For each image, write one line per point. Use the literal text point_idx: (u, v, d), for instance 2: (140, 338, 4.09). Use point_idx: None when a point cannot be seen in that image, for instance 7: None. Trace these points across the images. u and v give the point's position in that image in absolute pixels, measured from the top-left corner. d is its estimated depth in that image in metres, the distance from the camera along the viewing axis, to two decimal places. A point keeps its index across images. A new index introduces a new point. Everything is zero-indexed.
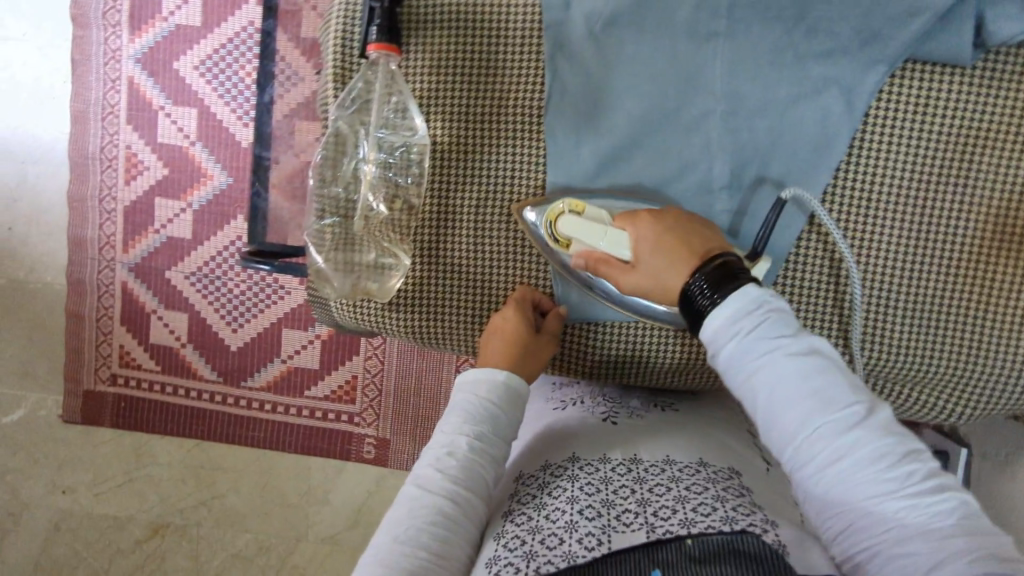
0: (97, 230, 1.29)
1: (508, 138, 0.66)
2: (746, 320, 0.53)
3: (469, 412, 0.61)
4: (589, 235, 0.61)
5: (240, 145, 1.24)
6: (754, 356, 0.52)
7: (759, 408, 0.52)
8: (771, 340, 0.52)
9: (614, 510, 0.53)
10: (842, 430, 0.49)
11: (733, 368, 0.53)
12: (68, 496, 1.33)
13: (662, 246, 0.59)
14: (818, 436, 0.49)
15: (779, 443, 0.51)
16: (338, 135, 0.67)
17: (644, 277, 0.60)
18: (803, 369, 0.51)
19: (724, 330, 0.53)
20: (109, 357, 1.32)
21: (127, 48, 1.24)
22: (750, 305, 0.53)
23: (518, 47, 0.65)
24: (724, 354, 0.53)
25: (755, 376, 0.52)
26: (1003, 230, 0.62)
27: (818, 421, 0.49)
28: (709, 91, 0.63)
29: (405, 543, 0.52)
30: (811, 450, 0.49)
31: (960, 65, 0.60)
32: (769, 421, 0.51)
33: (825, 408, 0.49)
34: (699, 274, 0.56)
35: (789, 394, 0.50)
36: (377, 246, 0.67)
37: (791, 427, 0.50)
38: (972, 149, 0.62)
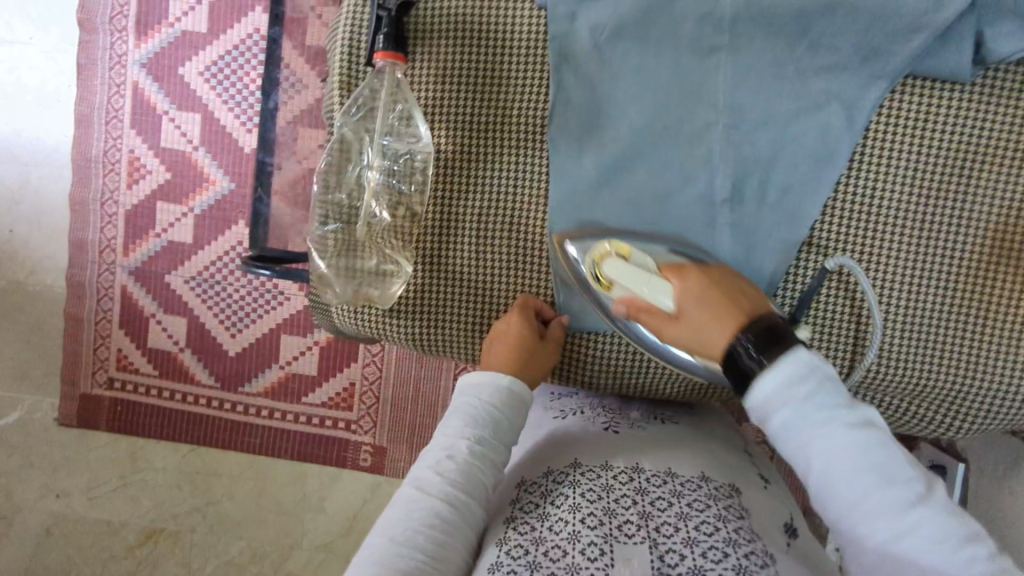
0: (98, 233, 1.29)
1: (511, 147, 0.67)
2: (800, 387, 0.50)
3: (471, 415, 0.60)
4: (630, 279, 0.60)
5: (243, 151, 1.25)
6: (811, 426, 0.49)
7: (814, 480, 0.49)
8: (825, 408, 0.49)
9: (616, 519, 0.53)
10: (903, 508, 0.46)
11: (786, 437, 0.50)
12: (62, 500, 1.32)
13: (709, 298, 0.58)
14: (880, 512, 0.46)
15: (834, 517, 0.49)
16: (343, 142, 0.68)
17: (686, 328, 0.59)
18: (862, 441, 0.48)
19: (776, 396, 0.51)
20: (107, 360, 1.32)
21: (133, 53, 1.25)
22: (802, 370, 0.51)
23: (522, 57, 0.66)
24: (776, 421, 0.50)
25: (811, 446, 0.49)
26: (1001, 245, 0.62)
27: (877, 497, 0.47)
28: (712, 104, 0.63)
29: (401, 545, 0.52)
30: (870, 526, 0.47)
31: (959, 81, 0.61)
32: (825, 495, 0.49)
33: (886, 483, 0.47)
34: (747, 333, 0.54)
35: (847, 468, 0.48)
36: (380, 253, 0.68)
37: (847, 502, 0.48)
38: (971, 165, 0.62)
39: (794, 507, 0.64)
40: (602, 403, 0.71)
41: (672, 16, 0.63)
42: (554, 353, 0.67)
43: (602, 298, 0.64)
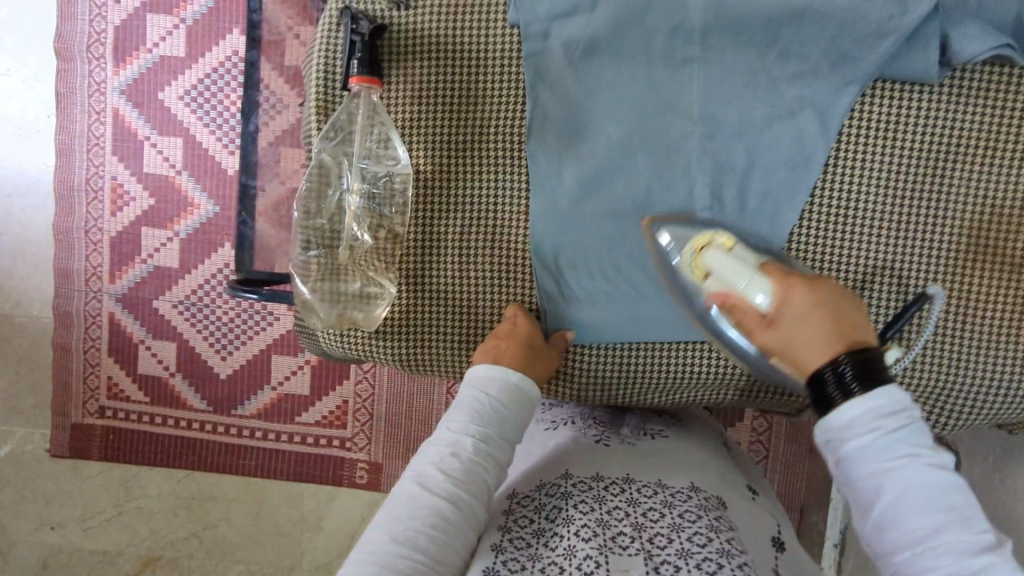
0: (83, 262, 1.28)
1: (491, 164, 0.67)
2: (888, 419, 0.47)
3: (477, 411, 0.60)
4: (727, 272, 0.58)
5: (226, 174, 1.25)
6: (893, 457, 0.46)
7: (884, 509, 0.46)
8: (912, 444, 0.47)
9: (610, 531, 0.53)
10: (972, 550, 0.44)
11: (860, 464, 0.47)
12: (57, 532, 1.31)
13: (813, 308, 0.54)
14: (945, 555, 0.44)
15: (893, 546, 0.46)
16: (322, 167, 0.68)
17: (779, 336, 0.55)
18: (940, 483, 0.45)
19: (858, 424, 0.48)
20: (97, 389, 1.31)
21: (112, 80, 1.24)
22: (896, 405, 0.48)
23: (498, 75, 0.66)
24: (854, 447, 0.48)
25: (885, 476, 0.46)
26: (975, 243, 0.63)
27: (947, 535, 0.44)
28: (686, 114, 0.64)
29: (401, 544, 0.51)
30: (933, 562, 0.44)
31: (927, 83, 0.62)
32: (890, 522, 0.46)
33: (958, 528, 0.44)
34: (849, 359, 0.50)
35: (921, 503, 0.45)
36: (364, 276, 0.68)
37: (913, 535, 0.45)
38: (944, 166, 0.63)
39: (782, 519, 0.66)
40: (592, 416, 0.71)
41: (645, 29, 0.63)
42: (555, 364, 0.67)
43: (693, 288, 0.61)
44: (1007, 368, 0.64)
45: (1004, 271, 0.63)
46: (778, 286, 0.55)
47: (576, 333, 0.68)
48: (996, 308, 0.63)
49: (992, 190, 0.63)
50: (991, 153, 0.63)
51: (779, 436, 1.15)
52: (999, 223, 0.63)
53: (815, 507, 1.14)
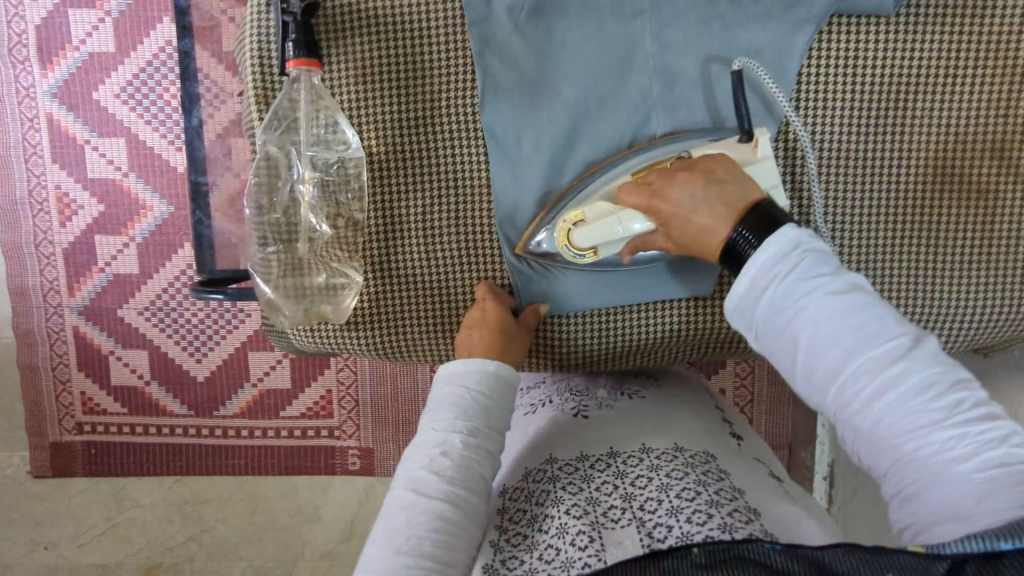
0: (38, 277, 1.23)
1: (447, 139, 0.65)
2: (785, 260, 0.48)
3: (461, 404, 0.59)
4: (599, 234, 0.58)
5: (176, 171, 1.20)
6: (797, 296, 0.47)
7: (800, 349, 0.46)
8: (810, 278, 0.47)
9: (601, 507, 0.55)
10: (886, 362, 0.43)
11: (772, 314, 0.48)
12: (51, 551, 1.29)
13: (695, 215, 0.53)
14: (863, 377, 0.44)
15: (820, 383, 0.46)
16: (269, 159, 0.65)
17: (681, 245, 0.56)
18: (843, 306, 0.45)
19: (760, 276, 0.48)
20: (71, 405, 1.27)
21: (41, 83, 1.18)
22: (788, 247, 0.48)
23: (443, 44, 0.63)
24: (763, 305, 0.48)
25: (795, 320, 0.47)
26: (939, 173, 0.64)
27: (859, 355, 0.44)
28: (643, 69, 0.62)
29: (407, 553, 0.50)
30: (854, 385, 0.44)
31: (883, 14, 0.61)
32: (808, 361, 0.46)
33: (869, 342, 0.44)
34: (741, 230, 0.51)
35: (829, 333, 0.45)
36: (328, 267, 0.66)
37: (831, 366, 0.45)
38: (905, 98, 0.62)
39: (767, 460, 0.69)
40: (568, 387, 0.72)
41: None
42: (528, 343, 0.66)
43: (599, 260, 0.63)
44: (978, 295, 0.65)
45: (970, 199, 0.64)
46: (655, 216, 0.56)
47: (550, 304, 0.67)
48: (962, 236, 0.64)
49: (954, 119, 0.63)
50: (951, 81, 0.62)
51: (761, 378, 1.17)
52: (961, 150, 0.63)
53: (802, 442, 1.16)
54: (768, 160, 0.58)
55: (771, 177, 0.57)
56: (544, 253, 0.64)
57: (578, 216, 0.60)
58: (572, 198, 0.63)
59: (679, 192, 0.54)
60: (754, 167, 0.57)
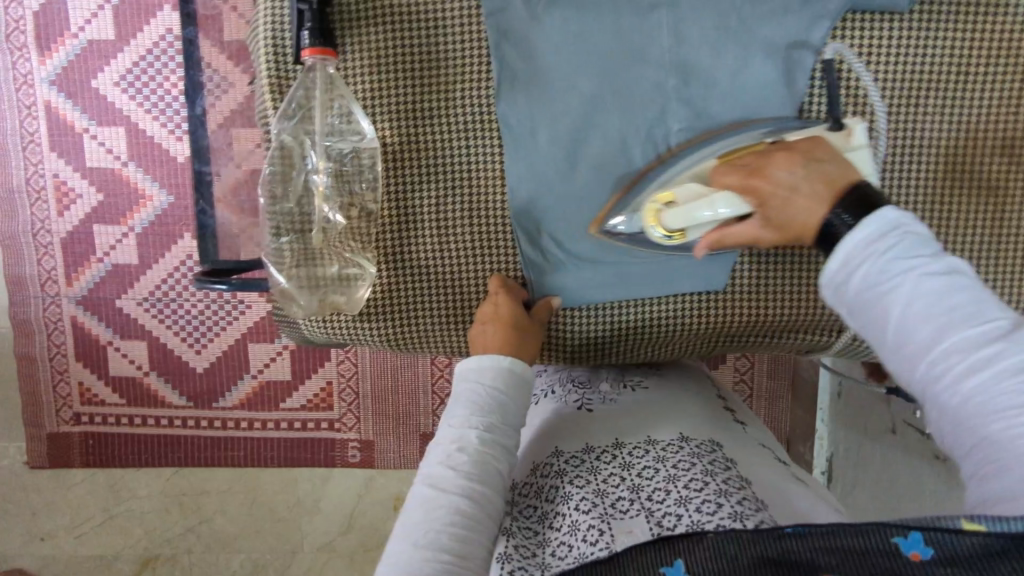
0: (35, 266, 1.22)
1: (461, 130, 0.65)
2: (879, 239, 0.46)
3: (477, 401, 0.59)
4: (690, 215, 0.57)
5: (176, 161, 1.19)
6: (891, 275, 0.44)
7: (891, 327, 0.44)
8: (908, 258, 0.44)
9: (609, 498, 0.56)
10: (984, 342, 0.41)
11: (861, 293, 0.46)
12: (48, 543, 1.28)
13: (795, 196, 0.52)
14: (958, 356, 0.41)
15: (908, 362, 0.44)
16: (283, 149, 0.65)
17: (773, 229, 0.55)
18: (945, 287, 0.43)
19: (851, 254, 0.46)
20: (69, 395, 1.26)
21: (39, 70, 1.16)
22: (885, 227, 0.46)
23: (459, 35, 0.63)
24: (855, 279, 0.46)
25: (887, 298, 0.44)
26: (949, 170, 0.65)
27: (956, 334, 0.42)
28: (660, 63, 0.62)
29: (426, 547, 0.49)
30: (947, 363, 0.42)
31: (894, 12, 0.62)
32: (899, 340, 0.44)
33: (967, 323, 0.42)
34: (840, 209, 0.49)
35: (925, 312, 0.43)
36: (341, 258, 0.66)
37: (923, 344, 0.43)
38: (917, 96, 0.64)
39: (773, 447, 0.70)
40: (572, 377, 0.72)
41: None
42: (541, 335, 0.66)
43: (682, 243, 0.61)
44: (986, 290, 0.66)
45: (977, 197, 0.65)
46: (749, 196, 0.55)
47: (562, 297, 0.68)
48: (973, 232, 0.65)
49: (964, 117, 0.64)
50: (962, 79, 0.63)
51: (762, 373, 1.17)
52: (969, 148, 0.64)
53: (801, 437, 1.17)
54: (862, 150, 0.57)
55: (864, 167, 0.57)
56: (620, 235, 0.63)
57: (665, 198, 0.59)
58: (653, 180, 0.62)
59: (777, 170, 0.53)
60: (851, 155, 0.57)
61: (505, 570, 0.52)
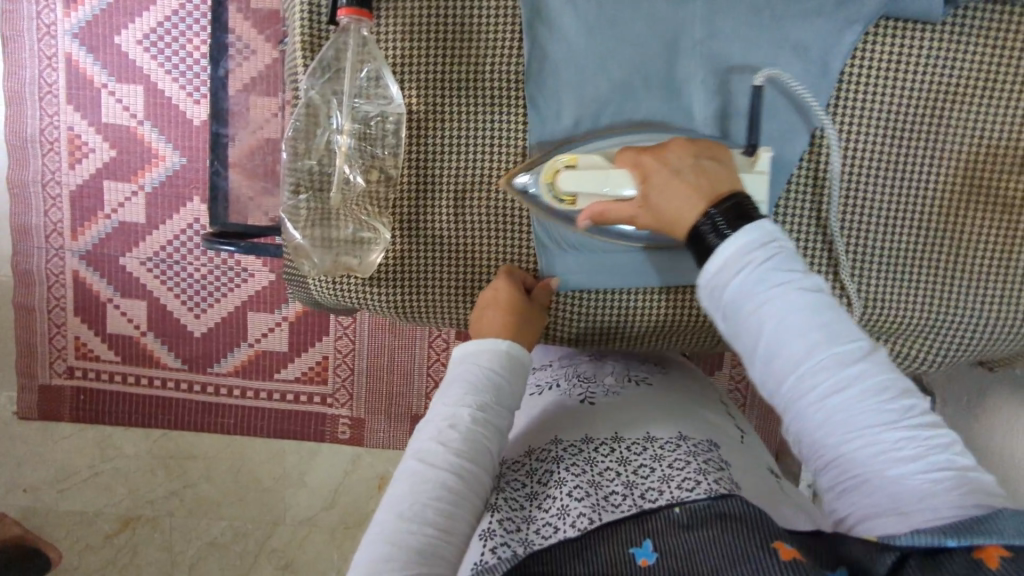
0: (42, 218, 1.22)
1: (487, 104, 0.65)
2: (758, 252, 0.50)
3: (471, 381, 0.59)
4: (592, 182, 0.60)
5: (192, 123, 1.19)
6: (768, 288, 0.49)
7: (764, 339, 0.49)
8: (781, 273, 0.50)
9: (602, 491, 0.56)
10: (846, 361, 0.47)
11: (739, 303, 0.50)
12: (30, 494, 1.28)
13: (676, 179, 0.57)
14: (824, 371, 0.47)
15: (779, 374, 0.49)
16: (310, 107, 0.65)
17: (652, 212, 0.58)
18: (811, 304, 0.48)
19: (736, 265, 0.51)
20: (64, 348, 1.26)
21: (63, 22, 1.17)
22: (762, 240, 0.51)
23: (494, 10, 0.64)
24: (731, 288, 0.51)
25: (762, 308, 0.49)
26: (967, 184, 0.65)
27: (823, 351, 0.47)
28: (690, 54, 0.64)
29: (409, 520, 0.51)
30: (814, 379, 0.47)
31: (928, 22, 0.62)
32: (770, 351, 0.49)
33: (832, 341, 0.47)
34: (714, 212, 0.54)
35: (793, 326, 0.48)
36: (356, 220, 0.66)
37: (794, 357, 0.48)
38: (941, 107, 0.64)
39: (767, 458, 0.70)
40: (577, 371, 0.72)
41: None
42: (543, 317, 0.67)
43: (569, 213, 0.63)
44: (997, 306, 0.66)
45: (995, 213, 0.65)
46: (640, 179, 0.58)
47: (562, 280, 0.68)
48: (985, 246, 0.65)
49: (989, 131, 0.64)
50: (989, 93, 0.63)
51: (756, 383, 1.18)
52: (990, 163, 0.64)
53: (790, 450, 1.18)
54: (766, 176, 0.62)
55: (761, 193, 0.61)
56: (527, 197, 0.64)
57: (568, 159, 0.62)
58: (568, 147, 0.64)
59: (671, 157, 0.58)
60: (748, 177, 0.61)
61: (487, 547, 0.54)
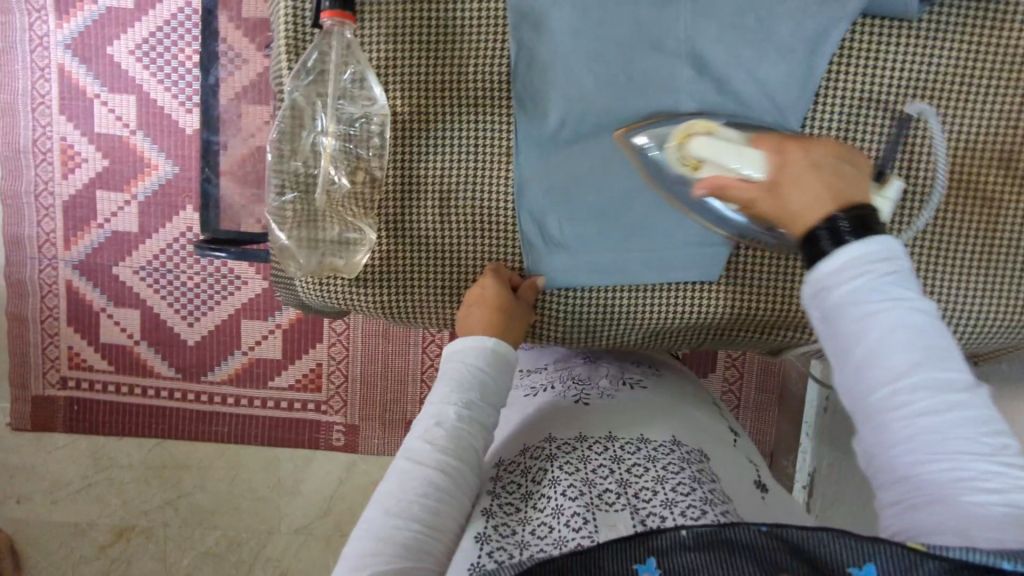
0: (35, 228, 1.23)
1: (472, 106, 0.66)
2: (880, 263, 0.46)
3: (458, 379, 0.59)
4: (719, 151, 0.57)
5: (185, 132, 1.19)
6: (883, 298, 0.45)
7: (868, 346, 0.45)
8: (898, 289, 0.46)
9: (596, 489, 0.55)
10: (947, 387, 0.43)
11: (846, 307, 0.46)
12: (24, 506, 1.28)
13: (813, 172, 0.53)
14: (923, 391, 0.43)
15: (871, 385, 0.45)
16: (294, 109, 0.66)
17: (774, 201, 0.54)
18: (926, 325, 0.45)
19: (847, 269, 0.46)
20: (57, 359, 1.26)
21: (55, 33, 1.17)
22: (885, 253, 0.47)
23: (477, 12, 0.64)
24: (840, 291, 0.46)
25: (876, 316, 0.45)
26: (949, 179, 0.65)
27: (927, 371, 0.43)
28: (674, 54, 0.64)
29: (396, 515, 0.51)
30: (911, 395, 0.43)
31: (906, 19, 0.63)
32: (871, 360, 0.45)
33: (938, 364, 0.44)
34: (841, 215, 0.49)
35: (905, 341, 0.44)
36: (342, 221, 0.67)
37: (897, 370, 0.44)
38: (922, 103, 0.64)
39: (760, 460, 0.70)
40: (571, 374, 0.73)
41: None
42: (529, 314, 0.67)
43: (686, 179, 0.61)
44: (980, 300, 0.66)
45: (976, 209, 0.65)
46: (773, 166, 0.55)
47: (549, 279, 0.68)
48: (967, 241, 0.66)
49: (970, 127, 0.64)
50: (968, 90, 0.64)
51: (750, 385, 1.18)
52: (971, 158, 0.65)
53: (785, 451, 1.18)
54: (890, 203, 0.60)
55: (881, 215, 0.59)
56: (642, 153, 0.63)
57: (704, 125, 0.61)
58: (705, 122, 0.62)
59: (812, 152, 0.55)
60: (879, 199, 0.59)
61: (484, 550, 0.51)
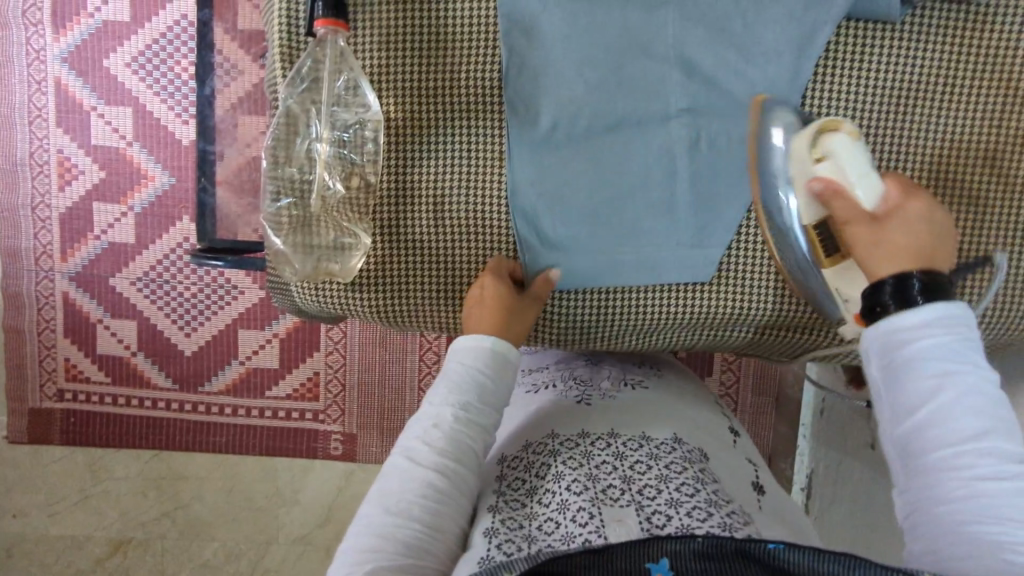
0: (32, 240, 1.23)
1: (466, 111, 0.67)
2: (959, 332, 0.48)
3: (456, 380, 0.60)
4: (848, 164, 0.58)
5: (181, 143, 1.20)
6: (958, 362, 0.46)
7: (938, 402, 0.46)
8: (974, 360, 0.47)
9: (600, 484, 0.56)
10: (1008, 457, 0.43)
11: (920, 362, 0.47)
12: (21, 520, 1.27)
13: (911, 225, 0.56)
14: (986, 454, 0.43)
15: (932, 440, 0.45)
16: (289, 116, 0.66)
17: (873, 232, 0.56)
18: (996, 399, 0.46)
19: (924, 328, 0.48)
20: (54, 371, 1.26)
21: (51, 47, 1.18)
22: (964, 325, 0.48)
23: (468, 19, 0.65)
24: (915, 346, 0.48)
25: (951, 376, 0.46)
26: (935, 179, 0.66)
27: (991, 438, 0.44)
28: (663, 59, 0.65)
29: (395, 515, 0.51)
30: (972, 455, 0.44)
31: (889, 22, 0.64)
32: (938, 415, 0.45)
33: (1003, 435, 0.44)
34: (918, 274, 0.51)
35: (975, 406, 0.45)
36: (338, 226, 0.67)
37: (961, 430, 0.44)
38: (906, 105, 0.65)
39: (760, 459, 0.70)
40: (573, 374, 0.73)
41: None
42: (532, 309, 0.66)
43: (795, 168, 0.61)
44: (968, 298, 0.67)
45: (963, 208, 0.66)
46: (883, 205, 0.57)
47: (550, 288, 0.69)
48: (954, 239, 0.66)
49: (954, 128, 0.66)
50: (952, 91, 0.65)
51: (747, 389, 1.19)
52: (956, 159, 0.66)
53: (783, 453, 1.19)
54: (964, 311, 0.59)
55: None
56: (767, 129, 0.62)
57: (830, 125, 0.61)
58: None
59: (918, 211, 0.57)
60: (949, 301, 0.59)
61: (492, 544, 0.52)
